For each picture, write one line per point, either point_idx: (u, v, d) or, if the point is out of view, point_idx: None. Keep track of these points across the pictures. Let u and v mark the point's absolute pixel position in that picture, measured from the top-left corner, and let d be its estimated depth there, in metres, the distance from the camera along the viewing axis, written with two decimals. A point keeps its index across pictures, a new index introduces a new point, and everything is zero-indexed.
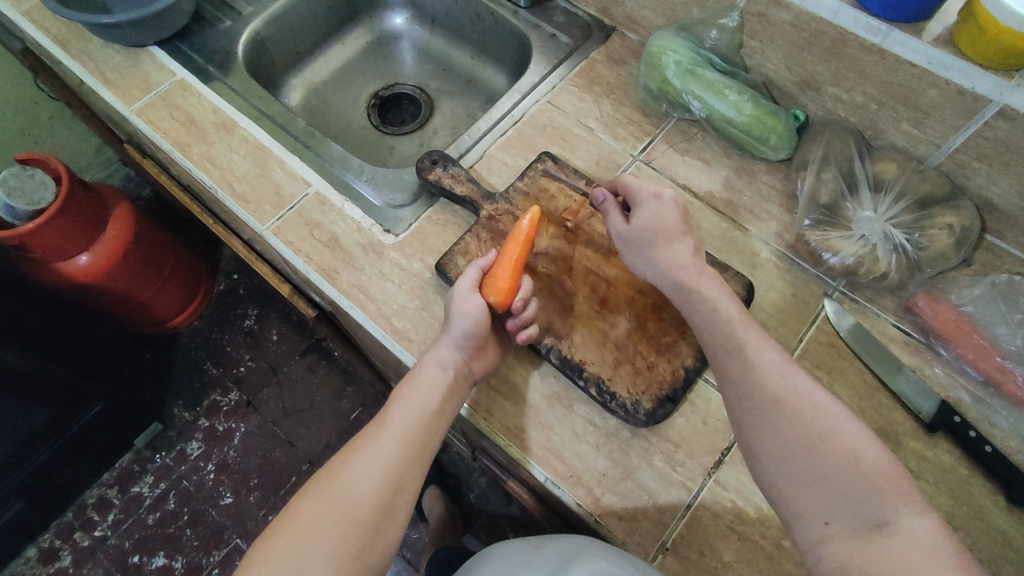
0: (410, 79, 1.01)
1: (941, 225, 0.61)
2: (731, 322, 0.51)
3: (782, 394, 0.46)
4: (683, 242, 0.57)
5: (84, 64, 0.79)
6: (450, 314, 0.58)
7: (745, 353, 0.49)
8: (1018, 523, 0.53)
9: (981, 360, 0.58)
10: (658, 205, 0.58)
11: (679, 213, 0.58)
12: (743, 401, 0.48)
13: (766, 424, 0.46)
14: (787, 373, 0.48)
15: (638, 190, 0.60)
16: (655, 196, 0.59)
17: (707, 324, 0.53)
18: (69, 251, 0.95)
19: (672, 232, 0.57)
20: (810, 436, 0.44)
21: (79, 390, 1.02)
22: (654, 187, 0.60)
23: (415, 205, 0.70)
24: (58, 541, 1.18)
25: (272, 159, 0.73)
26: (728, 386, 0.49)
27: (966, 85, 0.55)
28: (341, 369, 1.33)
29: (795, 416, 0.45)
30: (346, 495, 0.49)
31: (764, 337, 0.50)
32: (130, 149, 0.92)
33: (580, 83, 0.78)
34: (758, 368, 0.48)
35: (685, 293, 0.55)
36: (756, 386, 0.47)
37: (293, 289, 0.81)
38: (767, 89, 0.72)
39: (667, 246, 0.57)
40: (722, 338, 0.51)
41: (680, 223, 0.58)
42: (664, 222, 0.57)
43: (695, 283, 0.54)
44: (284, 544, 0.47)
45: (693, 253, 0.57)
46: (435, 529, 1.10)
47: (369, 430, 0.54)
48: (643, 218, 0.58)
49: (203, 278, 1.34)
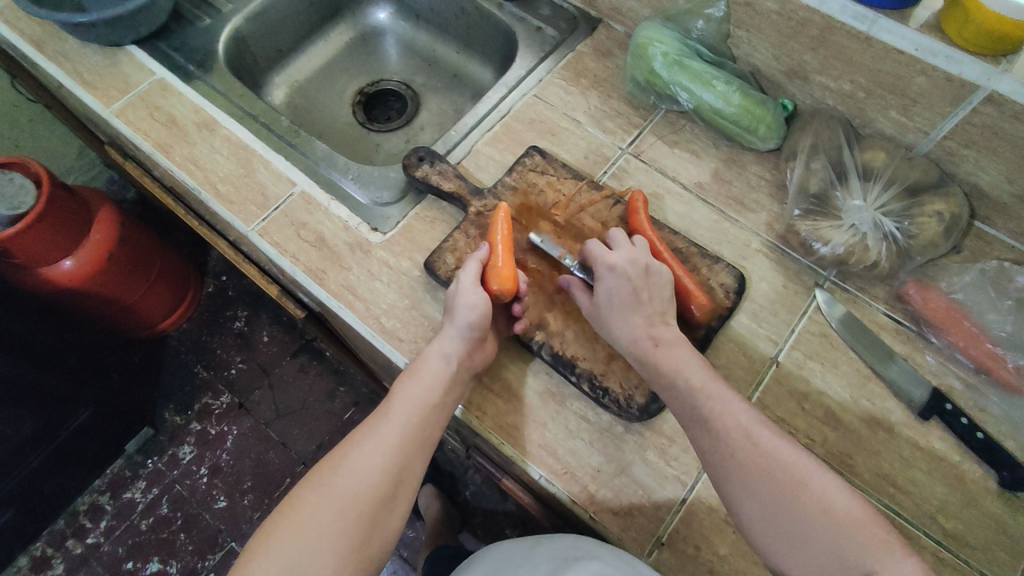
0: (396, 75, 1.00)
1: (931, 213, 0.61)
2: (693, 386, 0.50)
3: (751, 456, 0.46)
4: (642, 313, 0.55)
5: (60, 64, 0.78)
6: (453, 305, 0.57)
7: (710, 418, 0.49)
8: (1011, 509, 0.53)
9: (972, 347, 0.58)
10: (612, 277, 0.55)
11: (637, 285, 0.55)
12: (715, 466, 0.47)
13: (741, 490, 0.45)
14: (754, 432, 0.47)
15: (594, 258, 0.57)
16: (609, 266, 0.56)
17: (671, 395, 0.51)
18: (53, 256, 0.94)
19: (629, 302, 0.55)
20: (784, 493, 0.44)
21: (67, 397, 1.01)
22: (608, 253, 0.57)
23: (402, 203, 0.70)
24: (49, 550, 1.17)
25: (256, 158, 0.72)
26: (701, 457, 0.49)
27: (953, 71, 0.54)
28: (333, 369, 1.32)
29: (766, 476, 0.45)
30: (346, 489, 0.48)
31: (732, 396, 0.50)
32: (111, 150, 0.90)
33: (567, 76, 0.77)
34: (723, 431, 0.47)
35: (646, 367, 0.53)
36: (723, 452, 0.47)
37: (281, 290, 0.80)
38: (755, 79, 0.71)
39: (624, 317, 0.54)
40: (688, 404, 0.50)
41: (638, 290, 0.55)
42: (619, 295, 0.55)
43: (651, 360, 0.52)
44: (281, 538, 0.46)
45: (652, 323, 0.55)
46: (431, 527, 1.10)
47: (370, 424, 0.53)
48: (599, 293, 0.56)
49: (191, 280, 1.32)
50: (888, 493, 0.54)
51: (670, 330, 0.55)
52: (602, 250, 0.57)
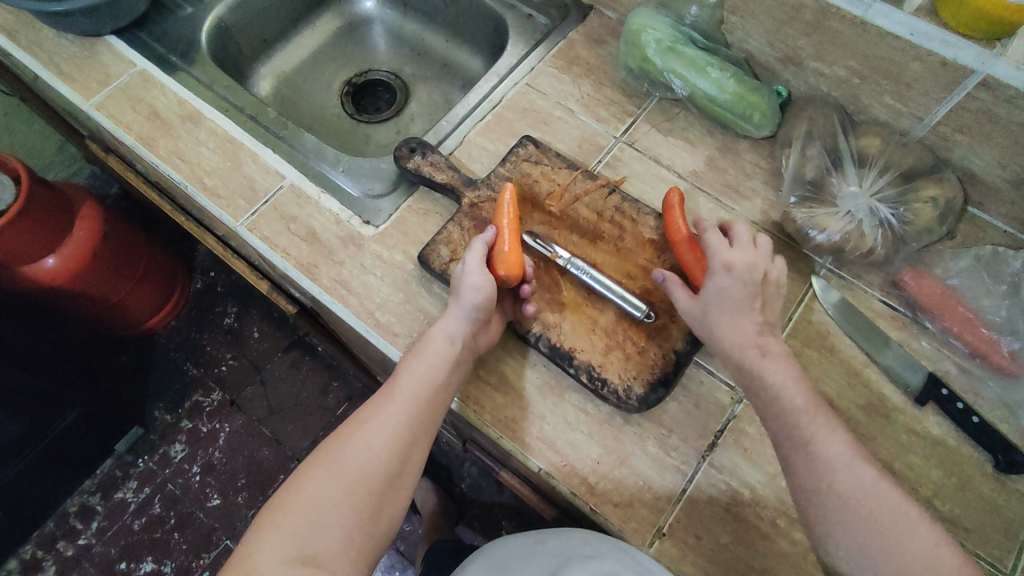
0: (384, 65, 0.98)
1: (925, 199, 0.61)
2: (797, 408, 0.49)
3: (856, 492, 0.45)
4: (750, 319, 0.53)
5: (36, 55, 0.75)
6: (458, 286, 0.57)
7: (813, 446, 0.47)
8: (1007, 491, 0.53)
9: (967, 332, 0.58)
10: (728, 277, 0.53)
11: (751, 288, 0.53)
12: (811, 492, 0.46)
13: (835, 520, 0.45)
14: (856, 466, 0.46)
15: (711, 254, 0.55)
16: (727, 266, 0.54)
17: (773, 412, 0.50)
18: (35, 254, 0.92)
19: (741, 306, 0.53)
20: (886, 535, 0.43)
21: (53, 397, 0.99)
22: (728, 253, 0.54)
23: (394, 195, 0.68)
24: (40, 553, 1.15)
25: (244, 152, 0.70)
26: (795, 482, 0.47)
27: (948, 56, 0.54)
28: (325, 363, 1.31)
29: (870, 515, 0.44)
30: (353, 466, 0.48)
31: (833, 426, 0.48)
32: (92, 145, 0.88)
33: (559, 64, 0.76)
34: (826, 462, 0.46)
35: (746, 375, 0.52)
36: (825, 483, 0.45)
37: (272, 286, 0.79)
38: (748, 66, 0.71)
39: (734, 321, 0.53)
40: (787, 427, 0.48)
41: (753, 295, 0.54)
42: (730, 297, 0.53)
43: (757, 367, 0.51)
44: (290, 512, 0.46)
45: (760, 332, 0.53)
46: (428, 521, 1.10)
47: (376, 400, 0.53)
48: (708, 290, 0.54)
49: (178, 277, 1.30)
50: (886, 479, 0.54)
51: (777, 339, 0.53)
52: (722, 246, 0.55)
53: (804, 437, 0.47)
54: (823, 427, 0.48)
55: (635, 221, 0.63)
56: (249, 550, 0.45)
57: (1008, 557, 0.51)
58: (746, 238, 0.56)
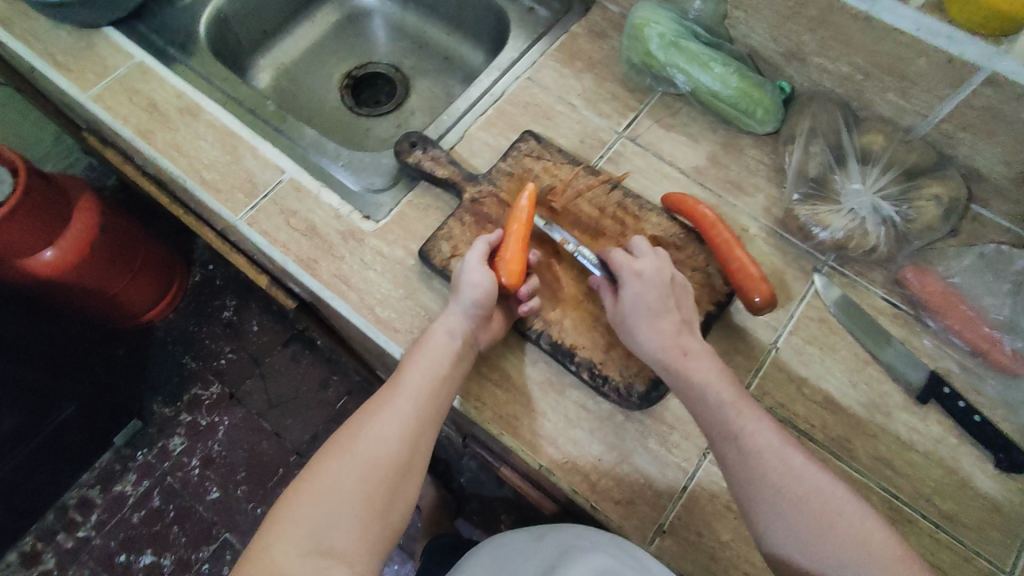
0: (384, 58, 0.97)
1: (929, 196, 0.61)
2: (725, 402, 0.49)
3: (788, 479, 0.45)
4: (669, 322, 0.53)
5: (32, 46, 0.74)
6: (458, 283, 0.57)
7: (743, 437, 0.47)
8: (1006, 490, 0.53)
9: (969, 330, 0.58)
10: (639, 284, 0.53)
11: (663, 292, 0.54)
12: (745, 483, 0.46)
13: (773, 511, 0.45)
14: (786, 454, 0.46)
15: (619, 265, 0.55)
16: (635, 274, 0.54)
17: (700, 407, 0.50)
18: (32, 247, 0.91)
19: (658, 312, 0.53)
20: (818, 519, 0.43)
21: (51, 390, 0.98)
22: (632, 261, 0.55)
23: (394, 190, 0.68)
24: (39, 545, 1.15)
25: (243, 145, 0.69)
26: (730, 475, 0.48)
27: (954, 52, 0.54)
28: (324, 357, 1.31)
29: (801, 501, 0.44)
30: (364, 457, 0.48)
31: (761, 417, 0.49)
32: (89, 137, 0.87)
33: (561, 58, 0.75)
34: (755, 451, 0.47)
35: (675, 379, 0.52)
36: (756, 471, 0.46)
37: (272, 280, 0.79)
38: (752, 61, 0.70)
39: (653, 326, 0.53)
40: (717, 420, 0.49)
41: (666, 299, 0.54)
42: (646, 303, 0.53)
43: (681, 368, 0.51)
44: (303, 504, 0.46)
45: (680, 334, 0.53)
46: (427, 515, 1.10)
47: (383, 394, 0.53)
48: (624, 299, 0.54)
49: (176, 271, 1.29)
50: (886, 476, 0.54)
51: (697, 339, 0.54)
52: (627, 257, 0.55)
53: (735, 429, 0.48)
54: (752, 418, 0.48)
55: (637, 218, 0.63)
56: (265, 542, 0.45)
57: (1007, 554, 0.51)
58: (647, 246, 0.56)
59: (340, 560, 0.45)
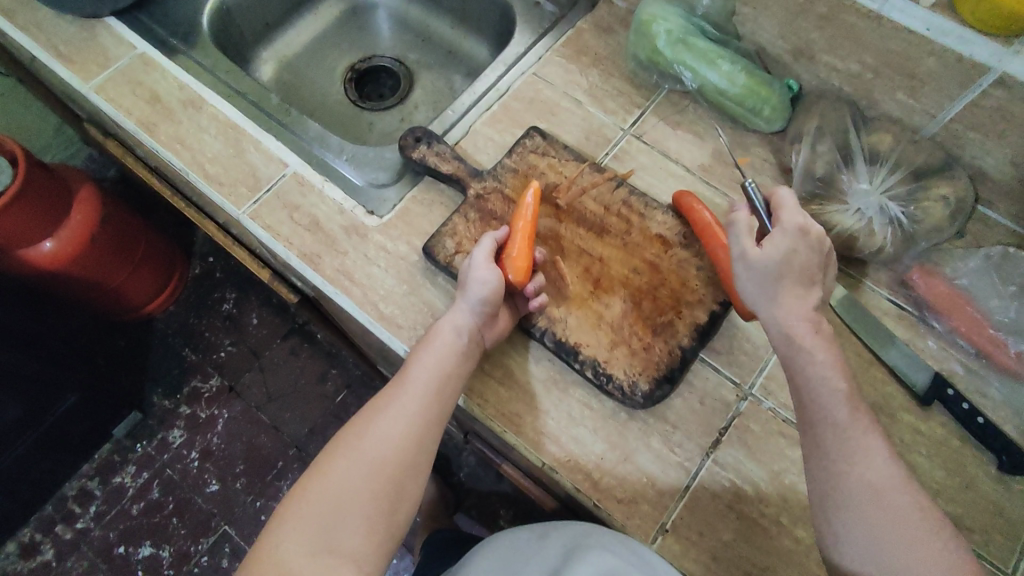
0: (388, 51, 0.96)
1: (936, 197, 0.61)
2: (838, 394, 0.47)
3: (882, 484, 0.44)
4: (808, 290, 0.51)
5: (33, 36, 0.74)
6: (466, 281, 0.57)
7: (848, 429, 0.46)
8: (1009, 492, 0.53)
9: (975, 332, 0.58)
10: (804, 241, 0.51)
11: (818, 258, 0.52)
12: (830, 465, 0.46)
13: (855, 505, 0.44)
14: (887, 460, 0.45)
15: (789, 216, 0.52)
16: (804, 228, 0.51)
17: (809, 391, 0.48)
18: (32, 238, 0.91)
19: (806, 274, 0.51)
20: (897, 522, 0.43)
21: (53, 381, 0.98)
22: (804, 215, 0.52)
23: (398, 185, 0.68)
24: (38, 535, 1.15)
25: (246, 138, 0.69)
26: (813, 453, 0.47)
27: (964, 52, 0.54)
28: (324, 351, 1.30)
29: (884, 500, 0.44)
30: (372, 454, 0.48)
31: (872, 424, 0.47)
32: (91, 128, 0.87)
33: (566, 53, 0.74)
34: (857, 445, 0.46)
35: (794, 349, 0.49)
36: (850, 462, 0.45)
37: (273, 274, 0.78)
38: (760, 59, 0.70)
39: (794, 288, 0.50)
40: (821, 410, 0.47)
41: (816, 266, 0.51)
42: (799, 262, 0.50)
43: (807, 343, 0.49)
44: (311, 503, 0.46)
45: (814, 307, 0.50)
46: (426, 510, 1.10)
47: (388, 392, 0.52)
48: (780, 249, 0.51)
49: (176, 262, 1.29)
50: None
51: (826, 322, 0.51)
52: (801, 212, 0.53)
53: (841, 420, 0.47)
54: (862, 417, 0.47)
55: (643, 216, 0.63)
56: (274, 540, 0.45)
57: (1009, 556, 0.51)
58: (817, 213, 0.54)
59: (347, 558, 0.45)
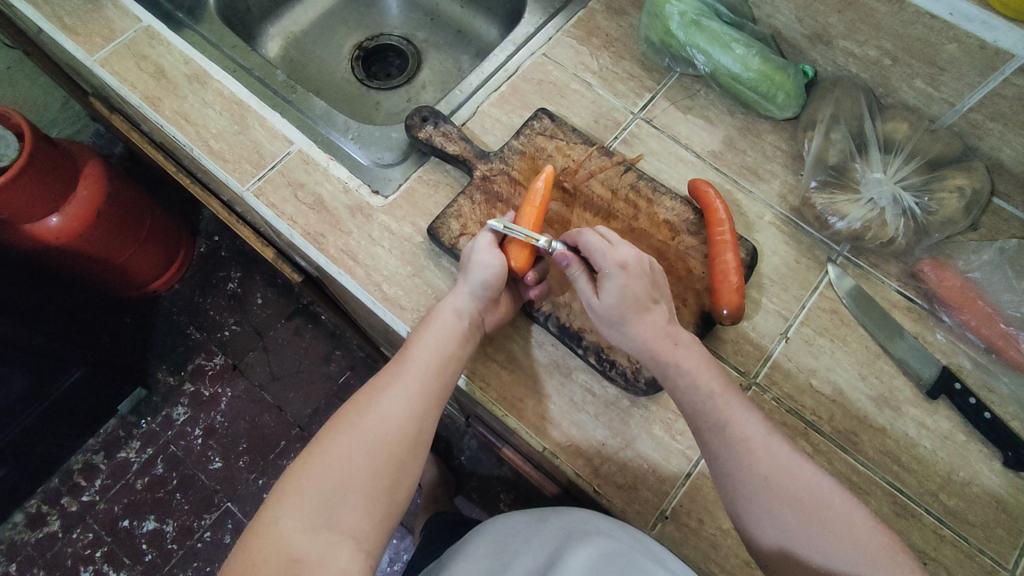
0: (396, 30, 0.95)
1: (951, 187, 0.59)
2: (712, 393, 0.49)
3: (771, 472, 0.45)
4: (655, 310, 0.51)
5: (38, 6, 0.73)
6: (467, 264, 0.56)
7: (730, 428, 0.47)
8: (1014, 489, 0.53)
9: (986, 327, 0.56)
10: (625, 277, 0.50)
11: (648, 278, 0.52)
12: (727, 471, 0.46)
13: (757, 503, 0.45)
14: (774, 446, 0.46)
15: (600, 255, 0.51)
16: (619, 264, 0.51)
17: (684, 398, 0.50)
18: (37, 212, 0.90)
19: (646, 301, 0.50)
20: (801, 512, 0.44)
21: (57, 356, 0.99)
22: (613, 252, 0.51)
23: (404, 165, 0.67)
24: (45, 507, 1.17)
25: (251, 115, 0.68)
26: (712, 461, 0.48)
27: (987, 38, 0.52)
28: (328, 333, 1.31)
29: (785, 492, 0.44)
30: (372, 432, 0.48)
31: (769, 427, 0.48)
32: (96, 102, 0.86)
33: (578, 34, 0.73)
34: (743, 442, 0.47)
35: (662, 367, 0.50)
36: (743, 462, 0.46)
37: (277, 253, 0.78)
38: (775, 43, 0.68)
39: (640, 318, 0.50)
40: (702, 412, 0.49)
41: (650, 288, 0.51)
42: (632, 294, 0.50)
43: (671, 357, 0.50)
44: (311, 479, 0.46)
45: (668, 321, 0.51)
46: (427, 492, 1.11)
47: (390, 370, 0.52)
48: (611, 292, 0.50)
49: (182, 239, 1.29)
50: (892, 471, 0.54)
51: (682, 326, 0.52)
52: (606, 246, 0.52)
53: (722, 420, 0.48)
54: (739, 408, 0.48)
55: (651, 201, 0.62)
56: (271, 518, 0.45)
57: (1010, 552, 0.51)
58: (617, 236, 0.54)
59: (347, 535, 0.45)
